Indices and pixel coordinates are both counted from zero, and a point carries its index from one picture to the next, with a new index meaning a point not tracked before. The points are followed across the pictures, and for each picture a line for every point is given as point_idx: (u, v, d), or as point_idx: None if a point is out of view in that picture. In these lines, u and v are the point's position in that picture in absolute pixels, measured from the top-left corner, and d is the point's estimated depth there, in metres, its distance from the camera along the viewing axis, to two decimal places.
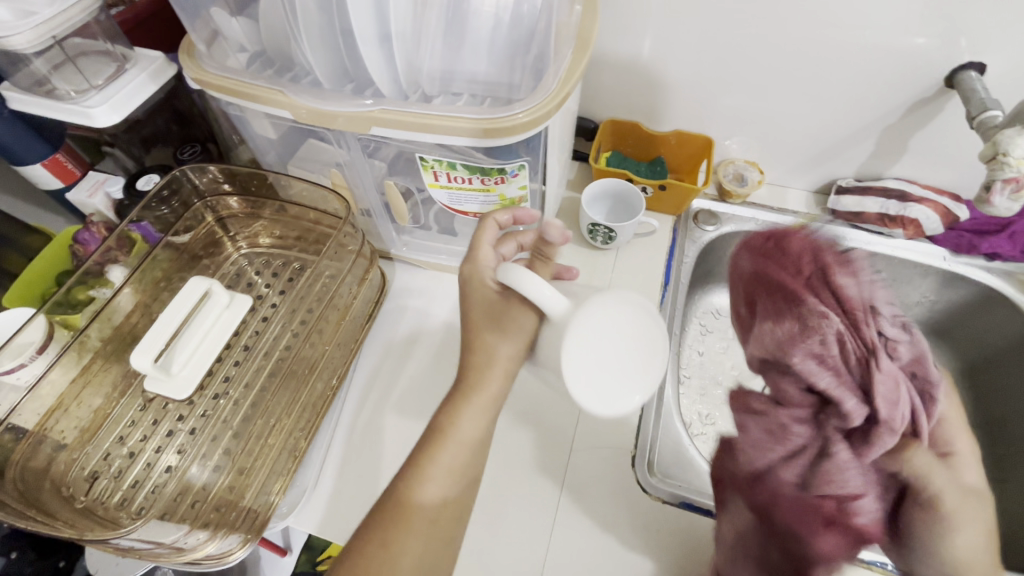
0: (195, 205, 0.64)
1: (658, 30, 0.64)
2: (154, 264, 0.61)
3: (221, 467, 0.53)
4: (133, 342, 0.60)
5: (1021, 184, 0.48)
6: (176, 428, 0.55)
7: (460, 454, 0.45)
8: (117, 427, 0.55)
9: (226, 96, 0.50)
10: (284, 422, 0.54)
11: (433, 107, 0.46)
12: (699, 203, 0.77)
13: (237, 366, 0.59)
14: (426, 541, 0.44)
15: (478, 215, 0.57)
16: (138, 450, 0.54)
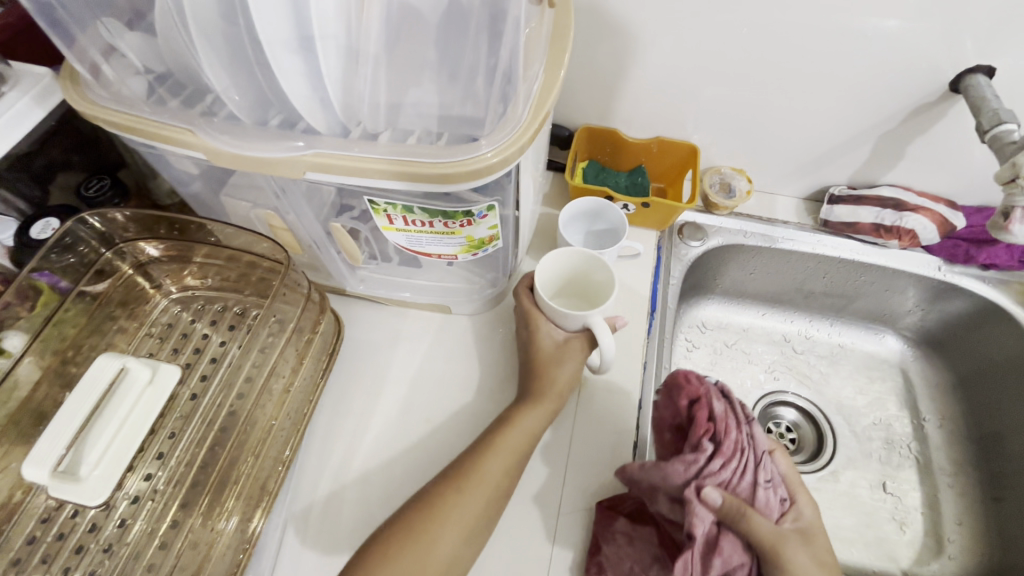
0: (104, 250, 0.55)
1: (639, 30, 0.57)
2: (64, 320, 0.53)
3: (154, 565, 0.44)
4: (40, 419, 0.50)
5: None
6: (98, 522, 0.47)
7: (489, 472, 0.47)
8: (28, 524, 0.46)
9: (125, 133, 0.41)
10: (229, 507, 0.47)
11: (381, 147, 0.38)
12: (685, 215, 0.71)
13: (170, 441, 0.50)
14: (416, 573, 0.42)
15: (443, 256, 0.50)
16: (53, 553, 0.45)
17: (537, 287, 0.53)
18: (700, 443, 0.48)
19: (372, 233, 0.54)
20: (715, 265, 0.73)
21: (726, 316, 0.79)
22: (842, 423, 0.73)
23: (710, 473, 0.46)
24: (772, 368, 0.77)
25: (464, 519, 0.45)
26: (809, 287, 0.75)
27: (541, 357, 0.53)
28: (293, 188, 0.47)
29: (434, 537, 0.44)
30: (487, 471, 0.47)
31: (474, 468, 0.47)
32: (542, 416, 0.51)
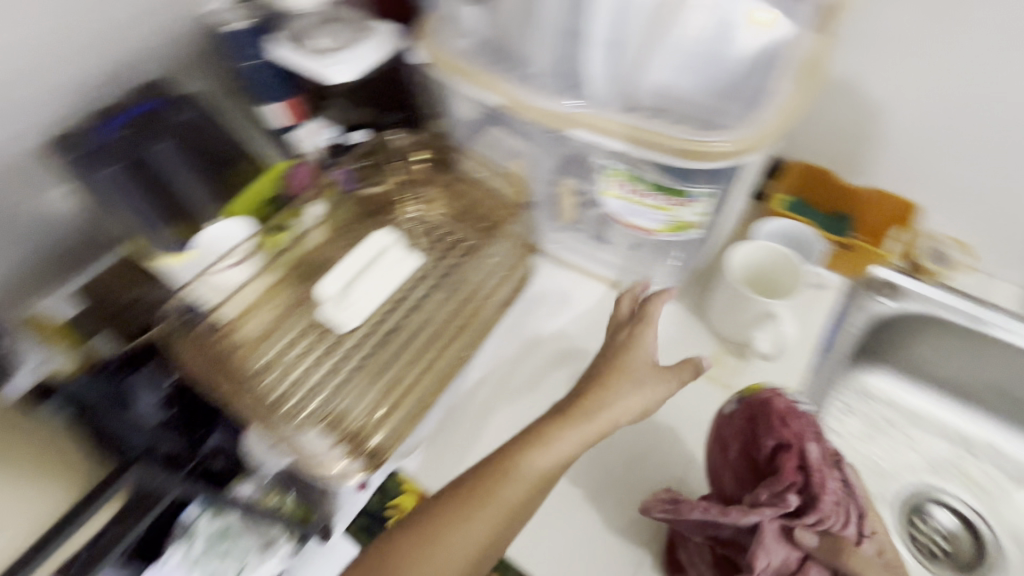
0: (384, 164, 0.72)
1: (892, 83, 0.60)
2: (344, 207, 0.72)
3: (364, 394, 0.60)
4: (311, 270, 0.69)
5: None
6: (327, 351, 0.63)
7: (508, 495, 0.43)
8: (288, 335, 0.64)
9: (445, 73, 0.55)
10: (421, 374, 0.62)
11: (638, 119, 0.46)
12: (882, 270, 0.64)
13: (388, 313, 0.65)
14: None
15: (642, 231, 0.56)
16: (298, 360, 0.63)
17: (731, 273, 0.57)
18: (789, 488, 0.44)
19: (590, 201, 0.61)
20: (903, 334, 0.69)
21: (898, 393, 0.74)
22: (1013, 550, 0.64)
23: (803, 521, 0.43)
24: (936, 463, 0.70)
25: (477, 537, 0.42)
26: (1011, 388, 0.67)
27: (623, 356, 0.51)
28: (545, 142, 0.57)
29: (445, 555, 0.41)
30: (562, 444, 0.45)
31: (546, 436, 0.45)
32: (631, 407, 0.48)
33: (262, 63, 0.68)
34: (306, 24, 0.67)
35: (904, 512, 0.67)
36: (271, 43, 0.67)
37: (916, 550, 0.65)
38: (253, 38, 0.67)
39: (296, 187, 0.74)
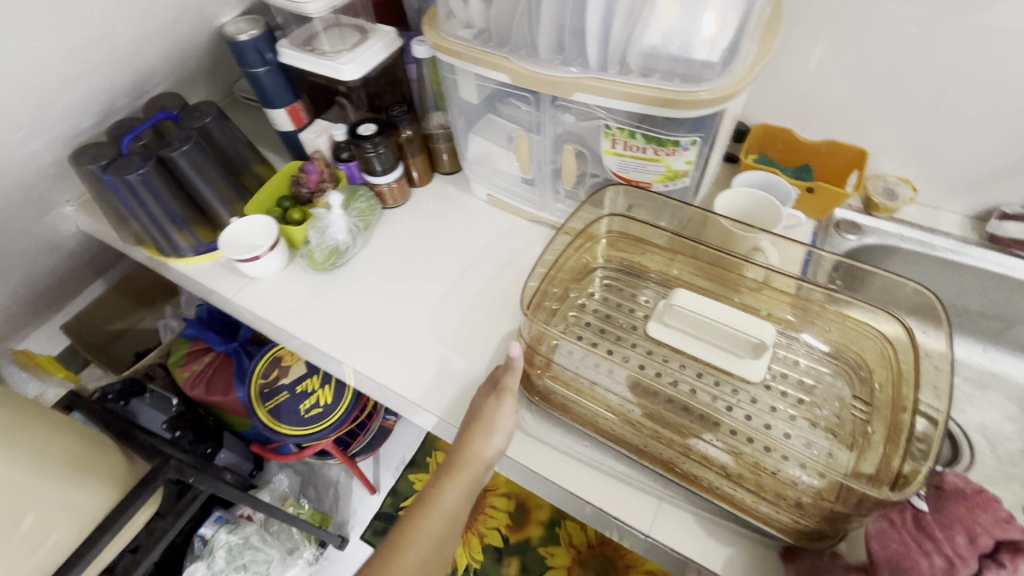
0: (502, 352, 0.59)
1: (829, 49, 0.69)
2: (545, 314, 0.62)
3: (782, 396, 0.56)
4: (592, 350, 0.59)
5: None
6: (667, 386, 0.56)
7: (441, 502, 0.56)
8: (714, 423, 0.53)
9: (456, 59, 0.62)
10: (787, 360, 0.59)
11: (633, 79, 0.54)
12: (841, 213, 0.77)
13: (636, 352, 0.59)
14: (427, 557, 0.53)
15: (642, 184, 0.65)
16: (763, 442, 0.51)
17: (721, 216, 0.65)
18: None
19: (594, 159, 0.70)
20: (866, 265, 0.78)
21: None
22: (983, 443, 0.73)
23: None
24: None
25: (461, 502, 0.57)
26: (965, 304, 0.76)
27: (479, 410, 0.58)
28: (543, 111, 0.67)
29: (442, 508, 0.55)
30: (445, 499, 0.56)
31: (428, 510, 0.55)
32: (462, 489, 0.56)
33: (271, 68, 0.75)
34: (316, 32, 0.74)
35: None
36: (282, 47, 0.74)
37: None
38: (268, 44, 0.74)
39: (312, 182, 0.79)
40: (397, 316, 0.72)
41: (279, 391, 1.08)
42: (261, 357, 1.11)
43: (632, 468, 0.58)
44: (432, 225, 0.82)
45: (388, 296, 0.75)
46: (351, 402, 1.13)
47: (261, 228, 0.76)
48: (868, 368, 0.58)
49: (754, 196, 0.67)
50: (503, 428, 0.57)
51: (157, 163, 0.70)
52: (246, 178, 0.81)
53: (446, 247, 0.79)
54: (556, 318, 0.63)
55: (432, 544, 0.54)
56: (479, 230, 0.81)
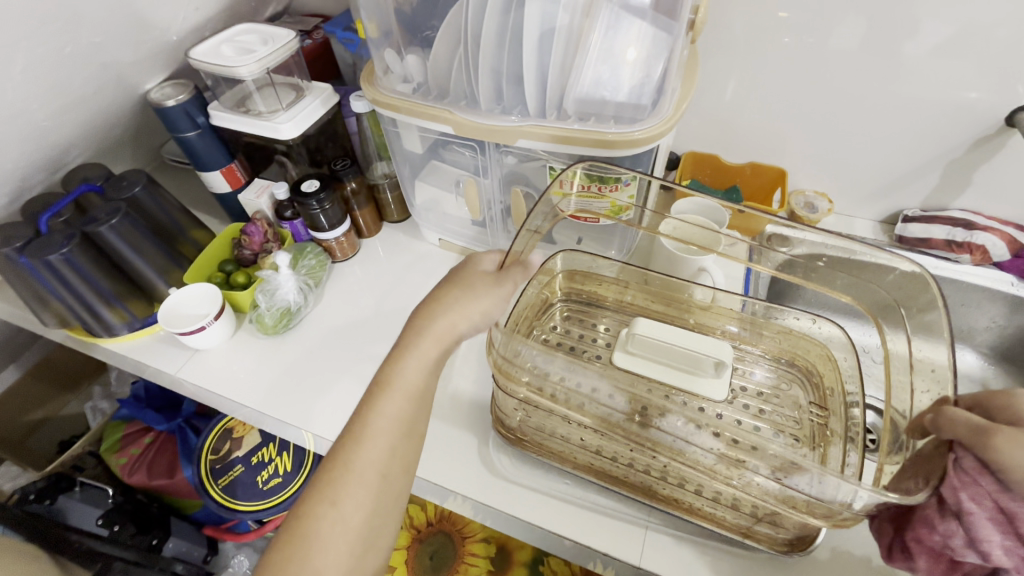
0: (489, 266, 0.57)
1: (742, 82, 0.76)
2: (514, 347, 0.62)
3: (744, 407, 0.59)
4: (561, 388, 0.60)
5: None
6: None
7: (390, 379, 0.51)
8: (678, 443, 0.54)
9: (398, 113, 0.63)
10: (740, 369, 0.63)
11: (571, 124, 0.57)
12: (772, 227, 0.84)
13: None
14: (390, 437, 0.49)
15: (588, 220, 0.68)
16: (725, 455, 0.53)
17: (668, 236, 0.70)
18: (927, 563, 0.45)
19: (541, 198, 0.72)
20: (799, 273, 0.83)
21: None
22: None
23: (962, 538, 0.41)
24: None
25: (420, 385, 0.52)
26: None
27: (460, 270, 0.57)
28: (489, 157, 0.68)
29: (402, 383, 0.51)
30: (405, 378, 0.51)
31: (380, 396, 0.50)
32: (423, 366, 0.52)
33: (203, 131, 0.73)
34: (249, 92, 0.73)
35: None
36: (214, 110, 0.72)
37: None
38: (199, 107, 0.72)
39: (256, 244, 0.76)
40: (357, 370, 0.70)
41: (232, 466, 1.01)
42: (211, 431, 1.04)
43: (616, 501, 0.58)
44: (387, 276, 0.81)
45: (345, 354, 0.72)
46: (312, 467, 1.07)
47: (206, 295, 0.72)
48: (820, 374, 0.62)
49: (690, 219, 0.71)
50: (467, 310, 0.53)
51: (81, 239, 0.65)
52: (183, 246, 0.77)
53: (403, 296, 0.79)
54: None
55: (395, 427, 0.50)
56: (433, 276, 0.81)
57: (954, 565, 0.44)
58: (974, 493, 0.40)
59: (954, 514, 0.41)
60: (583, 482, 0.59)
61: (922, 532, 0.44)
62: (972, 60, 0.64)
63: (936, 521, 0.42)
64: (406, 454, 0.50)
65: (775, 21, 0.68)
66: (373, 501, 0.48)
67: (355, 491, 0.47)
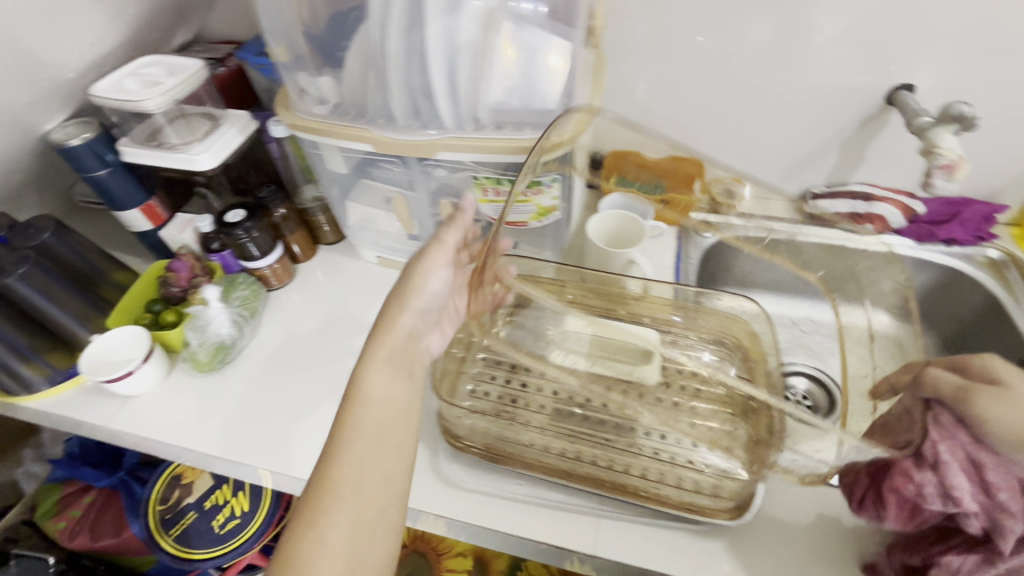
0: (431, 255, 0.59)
1: (651, 81, 0.80)
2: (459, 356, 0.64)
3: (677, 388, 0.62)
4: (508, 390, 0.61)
5: (952, 169, 0.60)
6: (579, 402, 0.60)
7: (361, 392, 0.52)
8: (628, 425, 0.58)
9: (317, 136, 0.63)
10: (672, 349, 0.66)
11: (487, 134, 0.59)
12: (696, 215, 0.88)
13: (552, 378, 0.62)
14: (371, 449, 0.50)
15: (518, 224, 0.69)
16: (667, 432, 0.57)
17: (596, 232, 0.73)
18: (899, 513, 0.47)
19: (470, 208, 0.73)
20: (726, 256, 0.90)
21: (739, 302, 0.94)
22: None
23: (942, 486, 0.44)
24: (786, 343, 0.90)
25: (390, 393, 0.53)
26: None
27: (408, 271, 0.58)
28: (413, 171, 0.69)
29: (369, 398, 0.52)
30: (373, 384, 0.52)
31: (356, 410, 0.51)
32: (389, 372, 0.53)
33: (115, 170, 0.70)
34: (159, 126, 0.71)
35: None
36: (123, 147, 0.69)
37: None
38: (106, 145, 0.69)
39: (183, 279, 0.73)
40: (302, 398, 0.69)
41: (184, 513, 0.96)
42: (157, 480, 1.00)
43: (568, 494, 0.59)
44: (325, 299, 0.80)
45: (288, 383, 0.71)
46: (272, 504, 1.03)
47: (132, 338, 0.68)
48: (743, 345, 0.66)
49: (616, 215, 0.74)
50: (414, 305, 0.57)
51: None
52: (102, 290, 0.74)
53: (343, 318, 0.78)
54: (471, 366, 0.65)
55: (371, 437, 0.50)
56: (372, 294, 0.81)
57: (915, 514, 0.47)
58: (951, 445, 0.44)
59: (931, 465, 0.44)
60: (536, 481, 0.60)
61: (899, 482, 0.46)
62: (848, 46, 0.70)
63: (913, 472, 0.45)
64: (390, 463, 0.50)
65: (672, 21, 0.72)
66: (359, 519, 0.47)
67: (347, 513, 0.46)
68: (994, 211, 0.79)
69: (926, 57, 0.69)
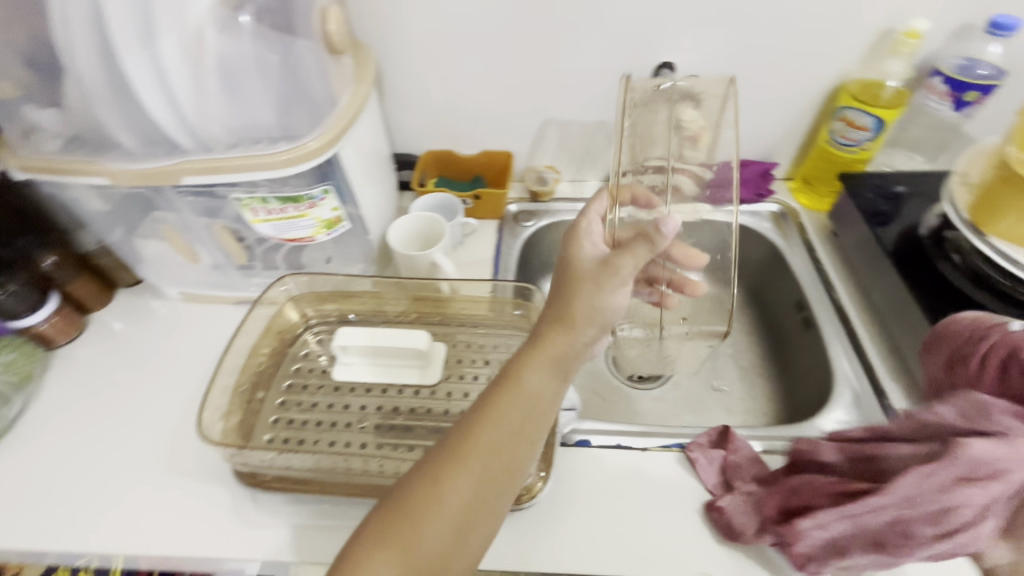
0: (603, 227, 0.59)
1: (441, 80, 0.80)
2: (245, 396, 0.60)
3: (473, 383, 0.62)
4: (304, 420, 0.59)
5: (697, 138, 0.71)
6: (375, 415, 0.60)
7: (530, 382, 0.46)
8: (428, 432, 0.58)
9: (48, 175, 0.57)
10: (474, 342, 0.66)
11: (234, 153, 0.56)
12: (516, 206, 0.90)
13: (351, 396, 0.61)
14: (501, 462, 0.44)
15: (305, 241, 0.67)
16: None
17: (394, 240, 0.73)
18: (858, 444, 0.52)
19: (253, 233, 0.68)
20: (551, 243, 0.92)
21: None
22: None
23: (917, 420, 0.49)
24: None
25: (551, 384, 0.47)
26: None
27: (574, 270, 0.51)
28: (178, 205, 0.64)
29: (529, 391, 0.46)
30: (527, 378, 0.47)
31: (477, 432, 0.44)
32: (547, 373, 0.47)
33: None
34: None
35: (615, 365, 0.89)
36: None
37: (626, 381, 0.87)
38: None
39: None
40: (87, 464, 0.62)
41: None
42: None
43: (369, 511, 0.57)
44: (123, 349, 0.74)
45: (68, 451, 0.63)
46: None
47: None
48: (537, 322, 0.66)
49: (420, 217, 0.75)
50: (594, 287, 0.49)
51: None
52: None
53: (142, 366, 0.72)
54: (262, 403, 0.61)
55: (506, 441, 0.44)
56: (176, 335, 0.75)
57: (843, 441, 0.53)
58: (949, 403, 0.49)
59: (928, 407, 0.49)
60: (341, 504, 0.57)
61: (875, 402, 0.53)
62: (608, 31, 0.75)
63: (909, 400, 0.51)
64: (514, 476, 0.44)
65: (443, 20, 0.74)
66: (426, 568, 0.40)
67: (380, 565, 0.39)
68: (766, 170, 0.86)
69: (677, 36, 0.75)
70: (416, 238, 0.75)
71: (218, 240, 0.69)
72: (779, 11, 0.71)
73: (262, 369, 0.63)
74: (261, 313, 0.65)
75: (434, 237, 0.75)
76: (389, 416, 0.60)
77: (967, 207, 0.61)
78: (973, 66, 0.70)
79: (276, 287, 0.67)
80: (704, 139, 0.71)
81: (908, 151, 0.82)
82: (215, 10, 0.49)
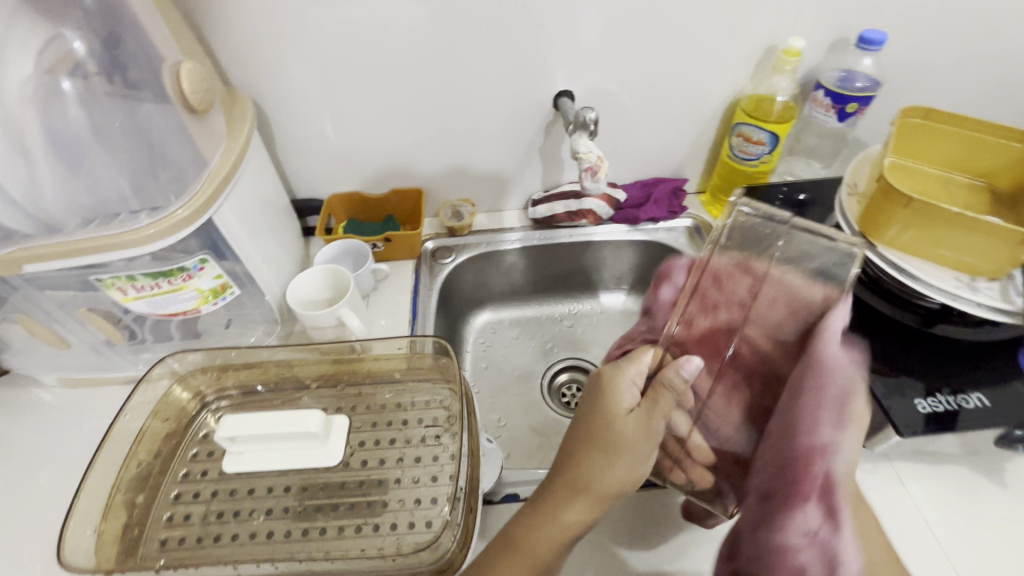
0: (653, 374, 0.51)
1: (337, 123, 0.77)
2: (128, 500, 0.54)
3: (387, 449, 0.57)
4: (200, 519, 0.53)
5: (595, 170, 0.71)
6: (281, 502, 0.54)
7: (542, 549, 0.48)
8: (340, 514, 0.53)
9: None
10: (386, 401, 0.62)
11: (82, 231, 0.49)
12: (433, 243, 0.87)
13: (250, 483, 0.55)
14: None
15: (189, 313, 0.61)
16: (381, 510, 0.53)
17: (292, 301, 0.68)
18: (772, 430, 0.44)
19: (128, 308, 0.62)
20: (473, 276, 0.89)
21: (504, 315, 0.95)
22: None
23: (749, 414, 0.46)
24: (553, 343, 0.93)
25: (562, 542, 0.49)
26: (557, 273, 0.93)
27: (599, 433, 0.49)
28: (26, 289, 0.57)
29: (535, 556, 0.48)
30: (539, 547, 0.48)
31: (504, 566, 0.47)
32: (561, 538, 0.49)
33: None
34: None
35: (552, 395, 0.87)
36: None
37: (561, 410, 0.85)
38: None
39: None
40: None
41: None
42: None
43: None
44: None
45: None
46: None
47: None
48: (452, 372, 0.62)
49: (322, 270, 0.70)
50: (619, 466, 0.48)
51: None
52: None
53: (16, 468, 0.64)
54: (147, 505, 0.54)
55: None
56: (59, 426, 0.67)
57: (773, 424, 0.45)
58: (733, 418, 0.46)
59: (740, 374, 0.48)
60: None
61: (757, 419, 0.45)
62: (503, 63, 0.73)
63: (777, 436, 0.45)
64: None
65: (330, 62, 0.70)
66: None
67: None
68: (677, 187, 0.88)
69: (572, 64, 0.74)
70: (321, 291, 0.71)
71: (87, 322, 0.61)
72: (669, 36, 0.72)
73: (146, 467, 0.56)
74: (142, 401, 0.59)
75: (341, 288, 0.70)
76: (296, 502, 0.54)
77: (856, 218, 0.62)
78: (851, 78, 0.73)
79: (160, 374, 0.61)
80: (601, 171, 0.71)
81: (806, 158, 0.85)
82: (31, 81, 0.45)
